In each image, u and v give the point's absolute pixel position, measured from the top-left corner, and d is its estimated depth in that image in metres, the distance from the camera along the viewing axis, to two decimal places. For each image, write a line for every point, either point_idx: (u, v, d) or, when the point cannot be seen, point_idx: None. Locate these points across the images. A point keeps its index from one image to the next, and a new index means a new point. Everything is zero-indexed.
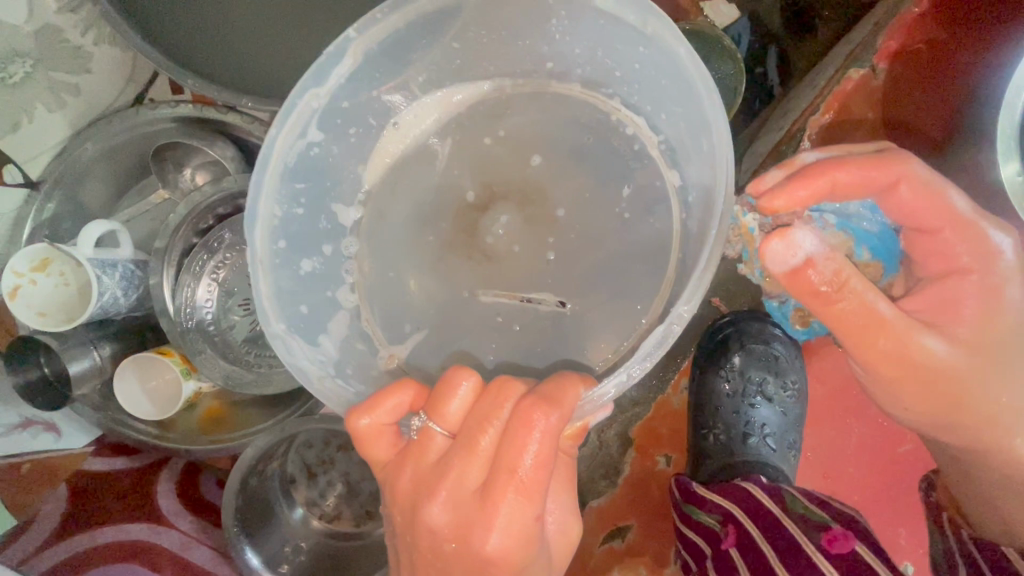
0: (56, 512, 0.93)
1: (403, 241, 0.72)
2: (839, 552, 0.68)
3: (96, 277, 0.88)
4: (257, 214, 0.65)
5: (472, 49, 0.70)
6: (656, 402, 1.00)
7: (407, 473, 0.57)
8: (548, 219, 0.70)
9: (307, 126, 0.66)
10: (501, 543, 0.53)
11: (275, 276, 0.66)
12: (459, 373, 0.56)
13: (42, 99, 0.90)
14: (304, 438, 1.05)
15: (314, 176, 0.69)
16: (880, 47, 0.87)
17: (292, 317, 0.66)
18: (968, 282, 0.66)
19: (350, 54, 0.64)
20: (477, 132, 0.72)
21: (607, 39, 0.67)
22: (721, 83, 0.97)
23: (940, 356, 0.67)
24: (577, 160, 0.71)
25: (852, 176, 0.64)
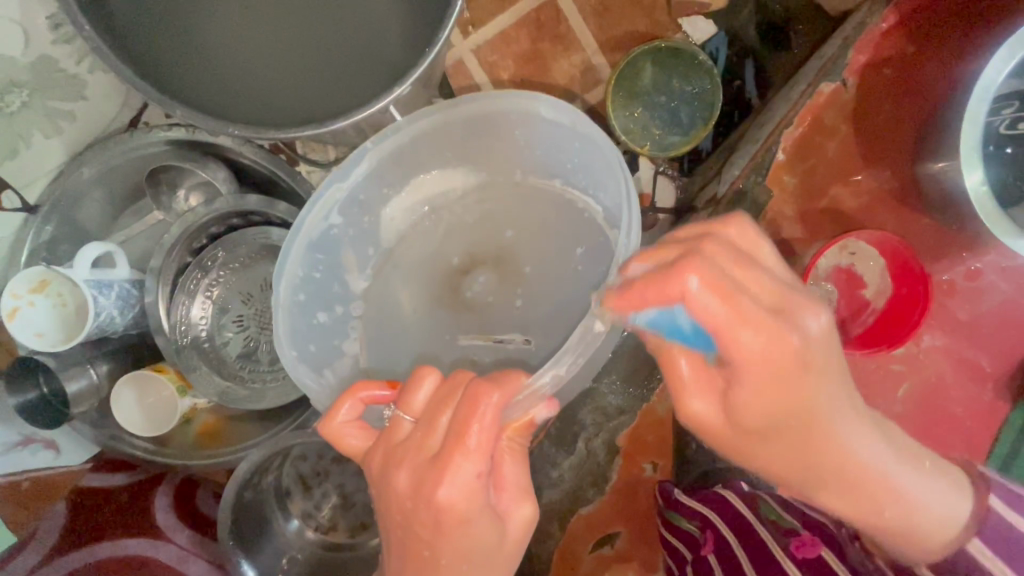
0: (56, 528, 0.95)
1: (402, 304, 0.85)
2: (804, 556, 0.72)
3: (92, 297, 0.90)
4: (284, 271, 0.77)
5: (452, 132, 0.81)
6: (643, 409, 0.99)
7: (375, 451, 0.59)
8: (517, 280, 0.84)
9: (330, 209, 0.79)
10: (450, 494, 0.54)
11: (291, 317, 0.77)
12: (422, 371, 0.60)
13: (38, 126, 0.92)
14: (298, 451, 1.07)
15: (332, 248, 0.81)
16: (851, 61, 0.88)
17: (303, 351, 0.77)
18: (762, 363, 0.51)
19: (366, 159, 0.79)
20: (462, 217, 0.87)
21: (559, 137, 0.78)
22: (698, 97, 1.01)
23: (766, 404, 0.54)
24: (543, 232, 0.85)
25: (651, 291, 0.50)
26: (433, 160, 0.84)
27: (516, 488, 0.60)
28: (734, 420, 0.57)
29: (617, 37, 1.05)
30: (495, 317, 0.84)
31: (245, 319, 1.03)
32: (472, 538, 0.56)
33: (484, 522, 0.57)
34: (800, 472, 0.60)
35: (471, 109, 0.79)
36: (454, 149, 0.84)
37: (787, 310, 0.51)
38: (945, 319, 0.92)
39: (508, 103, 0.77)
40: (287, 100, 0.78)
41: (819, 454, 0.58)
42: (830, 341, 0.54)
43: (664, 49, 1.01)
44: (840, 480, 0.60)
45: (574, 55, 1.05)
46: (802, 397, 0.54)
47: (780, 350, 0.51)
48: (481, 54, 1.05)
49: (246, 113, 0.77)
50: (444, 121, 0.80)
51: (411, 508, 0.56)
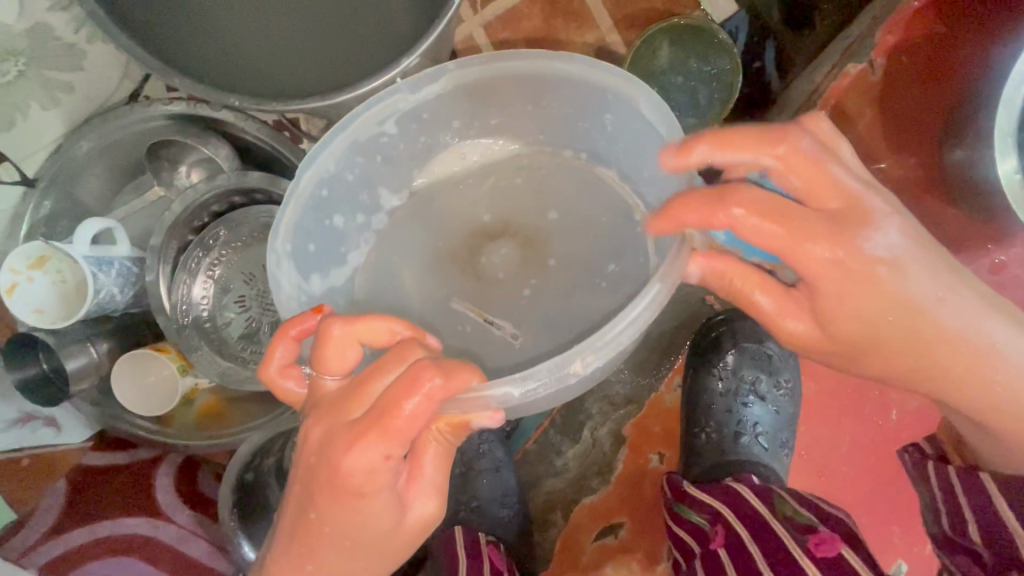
0: (56, 505, 0.94)
1: (420, 240, 0.80)
2: (825, 554, 0.66)
3: (92, 275, 0.88)
4: (315, 163, 0.70)
5: (536, 84, 0.74)
6: (649, 401, 0.99)
7: (305, 408, 0.58)
8: (540, 264, 0.77)
9: (387, 117, 0.73)
10: (353, 465, 0.51)
11: (305, 211, 0.71)
12: (330, 324, 0.54)
13: (36, 97, 0.90)
14: (298, 434, 0.99)
15: (376, 157, 0.76)
16: (879, 41, 0.84)
17: (300, 250, 0.71)
18: (832, 277, 0.54)
19: (443, 80, 0.72)
20: (510, 172, 0.81)
21: (639, 134, 0.70)
22: (716, 78, 0.97)
23: (836, 286, 0.54)
24: (585, 229, 0.78)
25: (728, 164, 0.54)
26: (507, 102, 0.77)
27: (430, 486, 0.59)
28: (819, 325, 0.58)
29: (632, 16, 1.01)
30: (494, 295, 0.77)
31: (247, 300, 1.02)
32: (366, 516, 0.55)
33: (381, 499, 0.55)
34: (916, 366, 0.59)
35: (567, 70, 0.71)
36: (536, 102, 0.77)
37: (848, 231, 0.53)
38: None
39: (612, 81, 0.69)
40: (287, 72, 0.75)
41: (884, 304, 0.55)
42: (892, 215, 0.55)
43: (682, 27, 0.97)
44: (906, 332, 0.57)
45: (588, 33, 1.01)
46: (854, 203, 0.54)
47: (849, 260, 0.53)
48: (491, 31, 1.01)
49: (243, 83, 0.74)
50: (534, 69, 0.72)
51: (314, 465, 0.55)
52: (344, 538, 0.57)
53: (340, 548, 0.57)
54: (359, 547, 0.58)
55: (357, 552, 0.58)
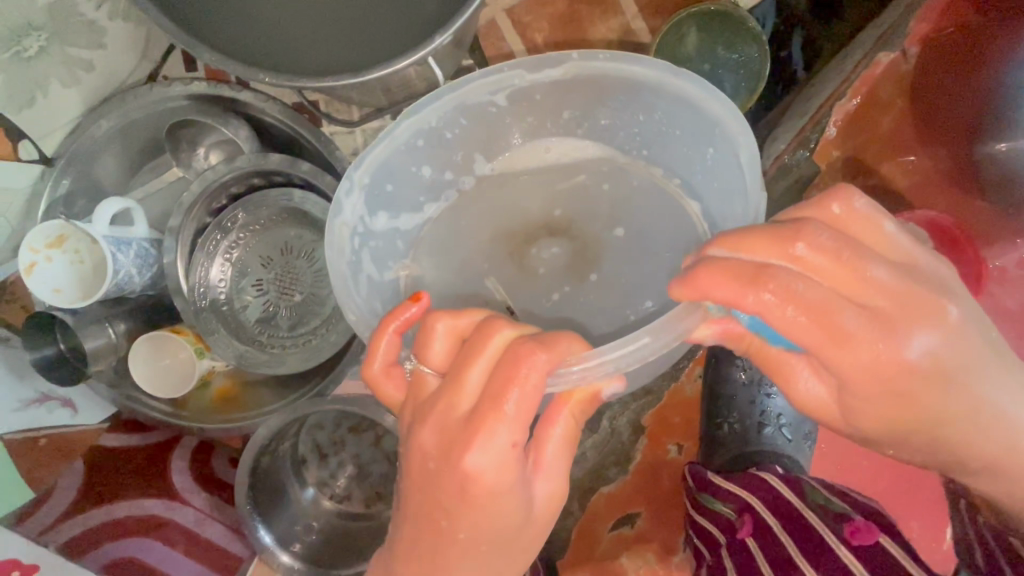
0: (73, 486, 0.93)
1: (480, 221, 0.79)
2: (861, 543, 0.66)
3: (110, 254, 0.88)
4: (419, 112, 0.72)
5: (644, 95, 0.73)
6: (669, 390, 1.00)
7: (405, 409, 0.57)
8: (581, 274, 0.76)
9: (500, 88, 0.74)
10: (480, 462, 0.50)
11: (394, 152, 0.73)
12: (434, 320, 0.55)
13: (56, 74, 0.89)
14: (314, 420, 1.05)
15: (477, 125, 0.77)
16: (912, 30, 0.83)
17: (377, 184, 0.73)
18: (857, 381, 0.49)
19: (564, 66, 0.72)
20: (599, 177, 0.78)
21: (732, 182, 0.67)
22: (744, 66, 0.96)
23: (865, 385, 0.49)
24: (643, 256, 0.75)
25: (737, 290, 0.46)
26: (618, 107, 0.75)
27: (553, 466, 0.56)
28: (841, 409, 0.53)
29: (659, 2, 1.00)
30: (537, 289, 0.77)
31: (265, 284, 1.01)
32: (496, 513, 0.53)
33: (511, 493, 0.53)
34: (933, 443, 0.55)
35: (682, 89, 0.68)
36: (648, 115, 0.74)
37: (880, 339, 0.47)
38: (993, 307, 0.87)
39: (727, 117, 0.65)
40: (313, 48, 0.73)
41: (914, 400, 0.50)
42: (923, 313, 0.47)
43: (710, 13, 0.95)
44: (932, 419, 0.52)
45: (613, 19, 1.00)
46: (894, 299, 0.47)
47: (874, 363, 0.47)
48: (514, 15, 1.00)
49: (263, 58, 0.72)
50: (652, 76, 0.70)
51: (434, 469, 0.53)
52: (474, 543, 0.56)
53: (473, 553, 0.56)
54: (495, 548, 0.57)
55: (492, 554, 0.57)
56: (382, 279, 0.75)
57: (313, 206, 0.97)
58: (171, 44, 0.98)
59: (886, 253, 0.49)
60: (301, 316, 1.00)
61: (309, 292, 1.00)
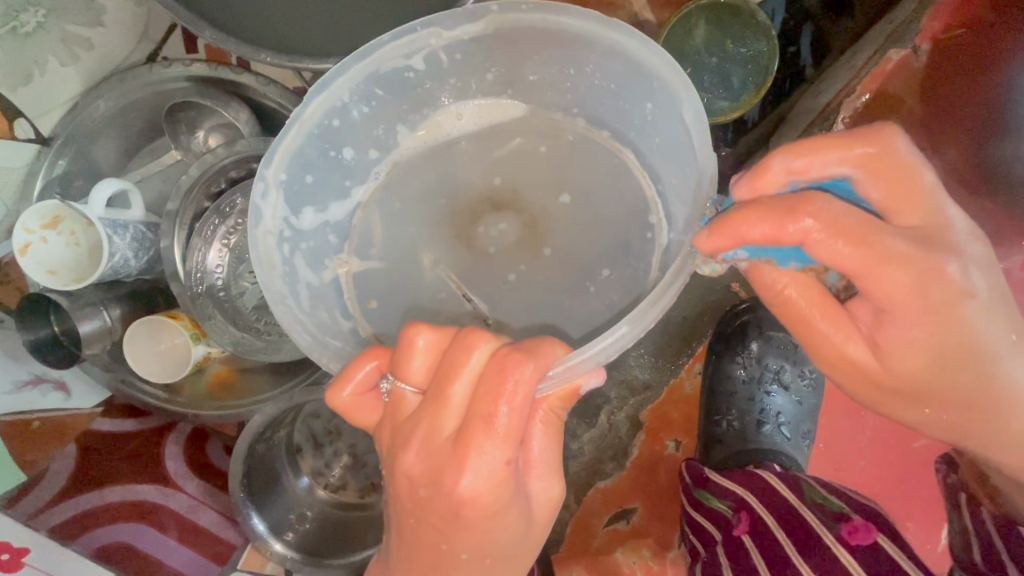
0: (66, 469, 0.93)
1: (423, 196, 0.79)
2: (858, 543, 0.66)
3: (107, 237, 0.86)
4: (328, 88, 0.69)
5: (579, 52, 0.72)
6: (666, 387, 0.99)
7: (384, 428, 0.58)
8: (535, 249, 0.77)
9: (415, 52, 0.71)
10: (475, 487, 0.50)
11: (308, 139, 0.71)
12: (411, 334, 0.54)
13: (54, 52, 0.87)
14: (310, 409, 1.05)
15: (396, 91, 0.75)
16: (923, 27, 0.82)
17: (294, 178, 0.71)
18: (909, 306, 0.51)
19: (484, 21, 0.70)
20: (536, 142, 0.79)
21: (676, 137, 0.68)
22: (751, 60, 0.95)
23: (913, 322, 0.52)
24: (595, 225, 0.77)
25: (822, 153, 0.50)
26: (547, 62, 0.75)
27: (548, 467, 0.57)
28: (874, 357, 0.54)
29: None
30: (520, 281, 0.77)
31: None
32: (496, 532, 0.54)
33: (512, 512, 0.54)
34: (956, 408, 0.56)
35: (619, 42, 0.68)
36: (581, 70, 0.74)
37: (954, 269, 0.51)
38: None
39: (666, 73, 0.66)
40: (313, 29, 0.72)
41: (960, 342, 0.53)
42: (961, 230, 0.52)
43: (720, 6, 0.94)
44: (958, 374, 0.54)
45: (621, 10, 0.98)
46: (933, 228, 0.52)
47: (929, 290, 0.50)
48: None
49: (263, 39, 0.71)
50: (582, 31, 0.69)
51: (426, 496, 0.53)
52: (472, 557, 0.56)
53: (477, 568, 0.57)
54: (498, 561, 0.58)
55: (495, 566, 0.58)
56: (320, 279, 0.75)
57: None
58: (171, 23, 0.98)
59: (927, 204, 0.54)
60: None
61: None
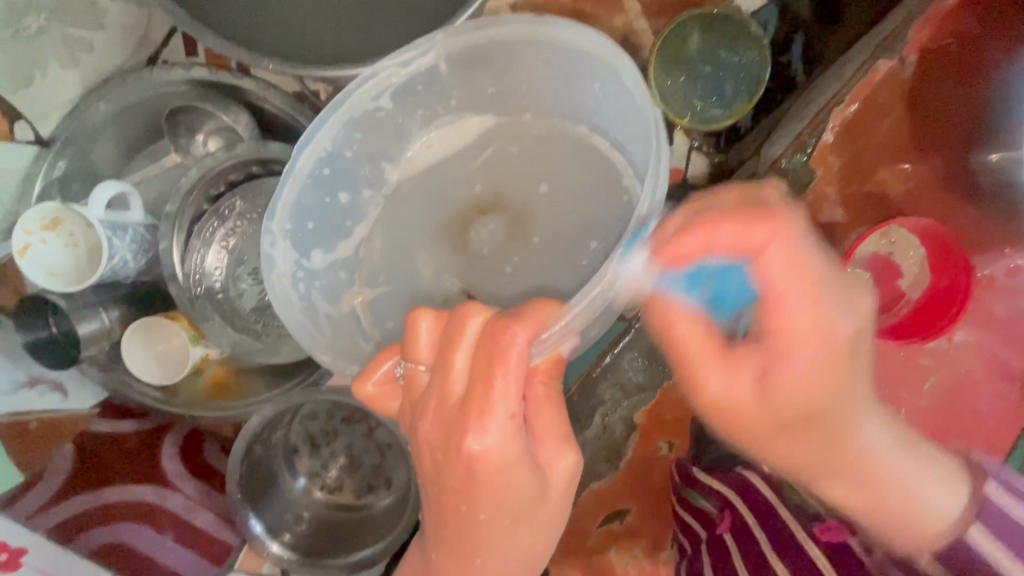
0: (64, 469, 0.92)
1: (422, 221, 0.81)
2: (829, 540, 0.73)
3: (106, 239, 0.87)
4: (312, 141, 0.73)
5: (521, 49, 0.74)
6: (661, 391, 0.96)
7: (404, 411, 0.61)
8: (524, 240, 0.79)
9: (381, 93, 0.74)
10: (486, 446, 0.53)
11: (303, 190, 0.74)
12: (414, 320, 0.58)
13: (55, 54, 0.88)
14: (307, 410, 1.04)
15: (374, 132, 0.77)
16: (912, 37, 0.77)
17: (299, 227, 0.75)
18: (800, 341, 0.56)
19: (435, 52, 0.73)
20: (507, 141, 0.81)
21: (625, 107, 0.70)
22: (745, 69, 0.97)
23: (797, 351, 0.56)
24: (577, 207, 0.78)
25: (736, 233, 0.54)
26: (499, 72, 0.77)
27: (556, 438, 0.58)
28: (766, 390, 0.59)
29: (663, 2, 1.00)
30: (497, 276, 0.79)
31: (261, 273, 1.00)
32: (523, 492, 0.56)
33: (532, 492, 0.57)
34: (807, 455, 0.61)
35: (553, 37, 0.71)
36: (531, 72, 0.76)
37: (827, 330, 0.56)
38: (980, 315, 0.89)
39: (602, 51, 0.68)
40: (312, 36, 0.73)
41: (826, 403, 0.58)
42: (850, 307, 0.56)
43: (713, 15, 0.96)
44: (829, 412, 0.59)
45: (616, 17, 1.00)
46: (823, 339, 0.56)
47: (805, 333, 0.55)
48: (519, 11, 1.00)
49: (264, 44, 0.72)
50: (525, 35, 0.72)
51: (443, 460, 0.56)
52: (472, 538, 0.59)
53: (500, 532, 0.59)
54: (519, 523, 0.59)
55: (516, 531, 0.59)
56: (338, 312, 0.78)
57: None
58: (173, 27, 0.99)
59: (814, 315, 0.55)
60: None
61: None
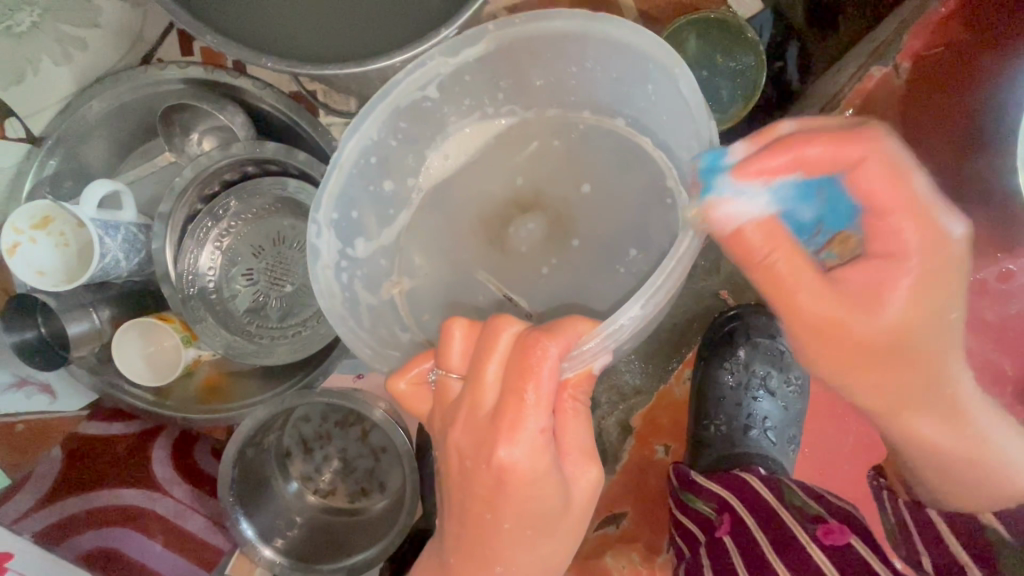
0: (50, 473, 0.93)
1: (460, 215, 0.81)
2: (832, 542, 0.69)
3: (98, 238, 0.85)
4: (359, 129, 0.71)
5: (573, 46, 0.72)
6: (659, 391, 1.01)
7: (435, 417, 0.60)
8: (563, 242, 0.80)
9: (428, 82, 0.72)
10: (512, 454, 0.53)
11: (349, 179, 0.72)
12: (451, 325, 0.58)
13: (48, 52, 0.88)
14: (300, 412, 1.03)
15: (418, 121, 0.76)
16: (903, 46, 0.84)
17: (345, 217, 0.73)
18: (910, 256, 0.56)
19: (483, 42, 0.71)
20: (550, 134, 0.81)
21: (676, 112, 0.69)
22: (741, 74, 0.98)
23: (881, 288, 0.57)
24: (615, 207, 0.79)
25: (826, 149, 0.55)
26: (546, 64, 0.75)
27: (579, 451, 0.58)
28: (853, 316, 0.58)
29: (659, 8, 1.01)
30: (519, 273, 0.80)
31: (255, 273, 1.00)
32: (527, 500, 0.55)
33: (536, 501, 0.56)
34: (893, 382, 0.61)
35: (607, 33, 0.69)
36: (581, 65, 0.74)
37: (926, 230, 0.56)
38: (971, 319, 0.90)
39: (659, 53, 0.66)
40: (311, 37, 0.72)
41: (908, 311, 0.57)
42: (945, 313, 0.58)
43: (710, 21, 0.97)
44: (919, 387, 0.61)
45: None
46: (916, 207, 0.56)
47: (907, 264, 0.57)
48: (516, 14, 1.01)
49: (264, 46, 0.71)
50: (581, 33, 0.70)
51: (472, 467, 0.56)
52: (478, 545, 0.59)
53: (518, 539, 0.58)
54: (538, 532, 0.58)
55: (537, 539, 0.59)
56: (378, 300, 0.76)
57: (308, 196, 0.96)
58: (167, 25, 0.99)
59: (909, 214, 0.56)
60: (291, 307, 0.99)
61: (301, 283, 0.99)
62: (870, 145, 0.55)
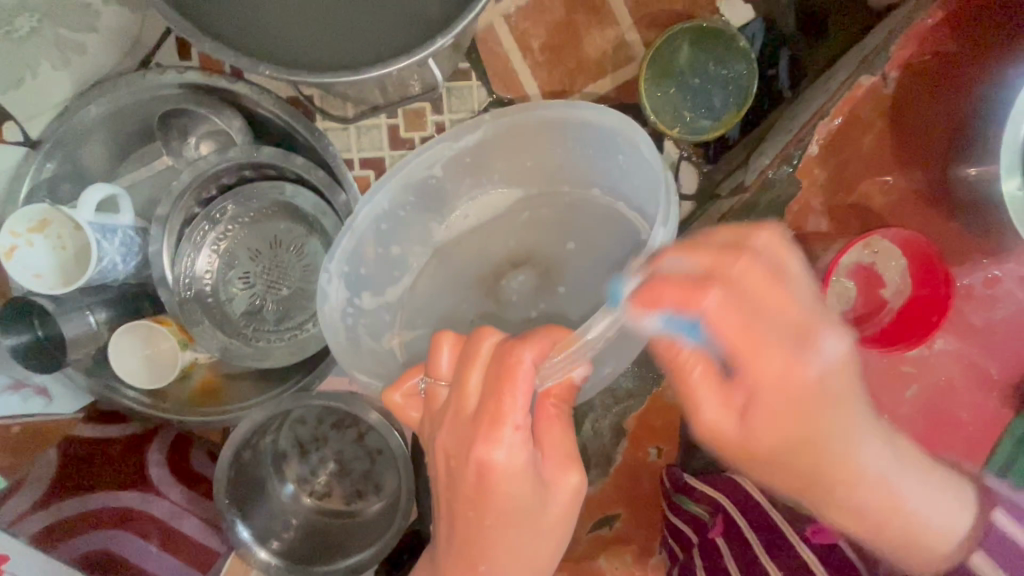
0: (46, 477, 0.90)
1: (460, 274, 0.82)
2: (821, 542, 0.74)
3: (95, 241, 0.86)
4: (371, 201, 0.75)
5: (549, 128, 0.75)
6: (650, 397, 0.98)
7: (424, 423, 0.62)
8: (551, 288, 0.79)
9: (434, 162, 0.76)
10: (500, 454, 0.54)
11: (360, 241, 0.75)
12: (439, 337, 0.60)
13: (47, 56, 0.89)
14: (298, 415, 1.04)
15: (426, 197, 0.79)
16: (892, 56, 0.81)
17: (352, 275, 0.76)
18: (788, 376, 0.57)
19: (481, 128, 0.76)
20: (536, 199, 0.82)
21: (646, 180, 0.69)
22: (733, 82, 0.99)
23: (781, 402, 0.58)
24: (599, 264, 0.76)
25: (691, 285, 0.55)
26: (536, 147, 0.78)
27: (563, 454, 0.59)
28: (759, 414, 0.59)
29: (653, 16, 1.02)
30: (512, 317, 0.78)
31: (252, 277, 1.00)
32: (515, 498, 0.56)
33: (528, 502, 0.57)
34: (808, 478, 0.62)
35: (585, 117, 0.72)
36: (563, 146, 0.77)
37: (806, 328, 0.58)
38: (960, 324, 0.91)
39: (622, 126, 0.69)
40: (307, 44, 0.73)
41: (810, 425, 0.59)
42: (851, 401, 0.59)
43: (701, 30, 0.99)
44: (833, 475, 0.62)
45: (608, 30, 1.02)
46: (805, 324, 0.58)
47: (798, 380, 0.57)
48: (511, 22, 1.02)
49: (261, 53, 0.72)
50: (559, 117, 0.73)
51: (456, 463, 0.57)
52: (468, 545, 0.59)
53: (507, 538, 0.58)
54: (525, 532, 0.59)
55: (525, 539, 0.59)
56: (377, 348, 0.78)
57: (304, 201, 0.98)
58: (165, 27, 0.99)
59: (786, 311, 0.58)
60: (288, 310, 0.99)
61: (297, 287, 1.00)
62: (753, 251, 0.57)
